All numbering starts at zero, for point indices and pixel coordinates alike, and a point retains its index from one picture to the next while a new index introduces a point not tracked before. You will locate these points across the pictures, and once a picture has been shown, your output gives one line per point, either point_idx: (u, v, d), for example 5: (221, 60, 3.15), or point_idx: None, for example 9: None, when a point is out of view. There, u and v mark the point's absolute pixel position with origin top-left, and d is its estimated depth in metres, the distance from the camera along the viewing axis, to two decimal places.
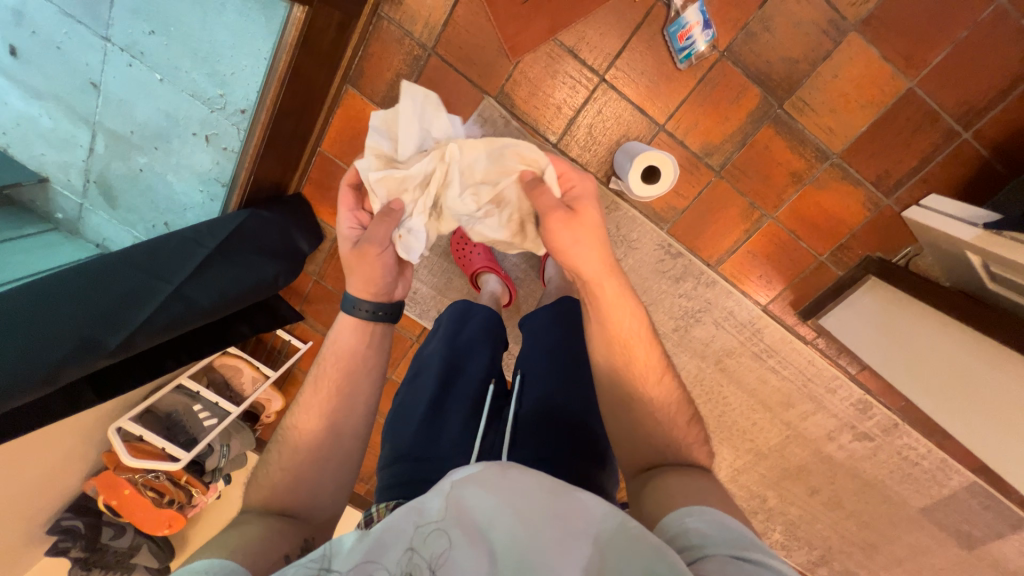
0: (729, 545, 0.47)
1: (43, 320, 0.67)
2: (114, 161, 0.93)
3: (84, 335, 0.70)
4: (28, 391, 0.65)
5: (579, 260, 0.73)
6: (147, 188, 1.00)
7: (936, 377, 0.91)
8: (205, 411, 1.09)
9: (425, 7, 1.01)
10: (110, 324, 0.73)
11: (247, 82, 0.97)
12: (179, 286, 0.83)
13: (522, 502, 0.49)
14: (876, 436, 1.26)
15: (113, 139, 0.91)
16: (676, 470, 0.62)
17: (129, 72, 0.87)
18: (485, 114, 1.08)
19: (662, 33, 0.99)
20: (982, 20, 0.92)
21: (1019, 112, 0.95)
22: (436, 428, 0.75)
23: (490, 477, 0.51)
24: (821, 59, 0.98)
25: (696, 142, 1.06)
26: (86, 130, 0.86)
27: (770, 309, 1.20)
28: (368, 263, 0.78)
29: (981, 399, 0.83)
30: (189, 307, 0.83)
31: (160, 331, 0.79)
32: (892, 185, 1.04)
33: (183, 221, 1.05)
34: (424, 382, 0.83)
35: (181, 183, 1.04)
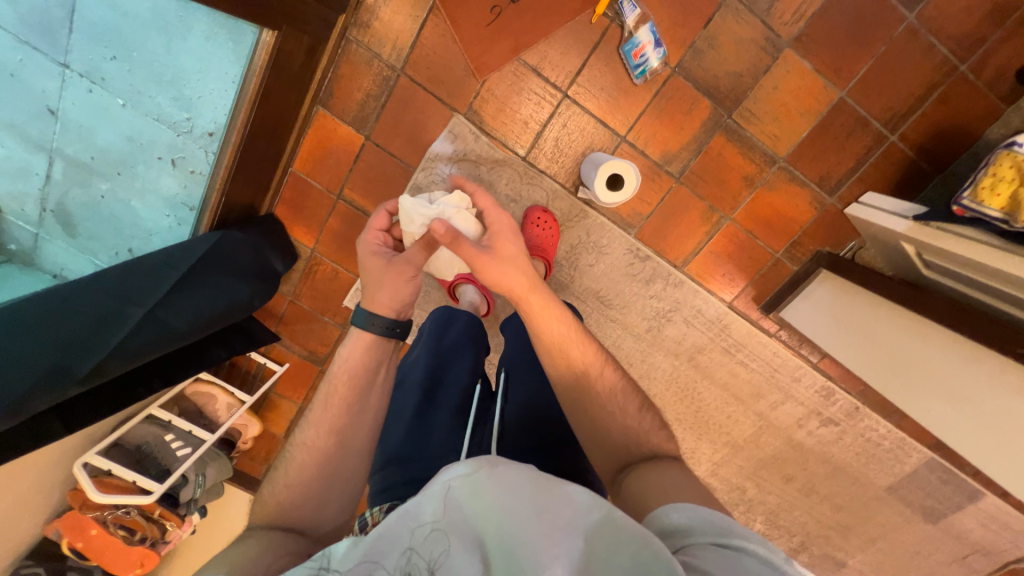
0: (711, 533, 0.50)
1: (10, 352, 0.64)
2: (75, 188, 0.91)
3: (55, 364, 0.68)
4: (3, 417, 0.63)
5: (505, 284, 0.80)
6: (109, 215, 0.98)
7: (885, 358, 0.99)
8: (178, 440, 1.05)
9: (392, 30, 1.04)
10: (81, 350, 0.71)
11: (215, 105, 1.03)
12: (151, 309, 0.81)
13: (515, 498, 0.51)
14: (841, 421, 1.35)
15: (72, 165, 0.89)
16: (651, 462, 0.65)
17: (88, 97, 0.86)
18: (456, 131, 1.12)
19: (618, 52, 1.04)
20: (896, 37, 1.02)
21: (938, 116, 1.06)
22: (425, 429, 0.76)
23: (484, 477, 0.52)
24: (762, 73, 1.05)
25: (656, 151, 1.12)
26: (42, 157, 0.84)
27: (735, 305, 1.27)
28: (398, 281, 0.82)
29: (924, 377, 0.91)
30: (163, 330, 0.82)
31: (135, 355, 0.78)
32: (833, 184, 1.13)
33: (149, 246, 1.05)
34: (410, 387, 0.84)
35: (145, 207, 1.04)
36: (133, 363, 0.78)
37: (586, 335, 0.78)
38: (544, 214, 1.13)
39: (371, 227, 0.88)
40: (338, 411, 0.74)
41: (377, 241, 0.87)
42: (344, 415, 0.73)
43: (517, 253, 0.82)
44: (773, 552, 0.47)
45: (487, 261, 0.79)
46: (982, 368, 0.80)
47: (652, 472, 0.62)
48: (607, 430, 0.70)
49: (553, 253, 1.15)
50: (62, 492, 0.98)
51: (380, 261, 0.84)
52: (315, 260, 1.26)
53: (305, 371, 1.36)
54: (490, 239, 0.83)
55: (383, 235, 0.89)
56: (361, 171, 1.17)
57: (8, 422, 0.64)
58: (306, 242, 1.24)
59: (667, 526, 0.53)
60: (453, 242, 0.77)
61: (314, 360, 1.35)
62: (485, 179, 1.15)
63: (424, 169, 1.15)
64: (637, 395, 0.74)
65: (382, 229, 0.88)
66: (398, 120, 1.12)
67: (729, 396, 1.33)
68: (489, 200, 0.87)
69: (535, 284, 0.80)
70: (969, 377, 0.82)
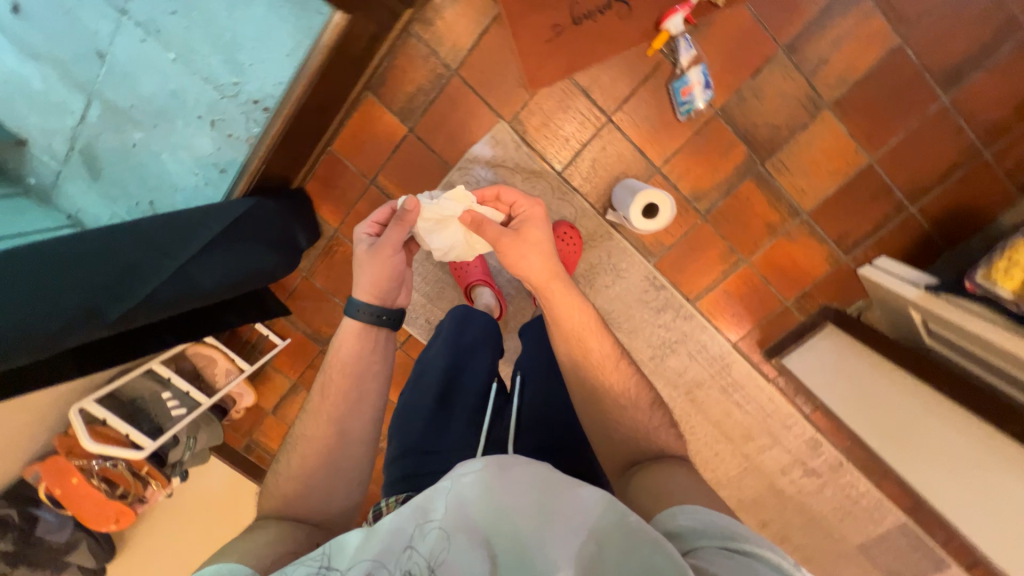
0: (720, 537, 0.50)
1: (44, 286, 0.63)
2: (107, 132, 1.00)
3: (89, 304, 0.67)
4: (30, 351, 0.62)
5: (527, 269, 0.82)
6: (137, 163, 1.02)
7: (879, 414, 1.01)
8: (174, 399, 1.04)
9: (454, 31, 1.07)
10: (113, 294, 0.70)
11: (266, 74, 1.03)
12: (184, 264, 0.80)
13: (523, 500, 0.52)
14: (824, 474, 1.37)
15: (108, 109, 0.99)
16: (661, 463, 0.66)
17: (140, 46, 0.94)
18: (498, 137, 1.14)
19: (667, 87, 1.08)
20: (929, 115, 1.06)
21: (956, 194, 1.11)
22: (442, 424, 0.78)
23: (494, 478, 0.53)
24: (799, 128, 1.09)
25: (688, 186, 1.15)
26: (81, 98, 0.97)
27: (739, 345, 1.31)
28: (380, 263, 0.82)
29: (918, 438, 0.93)
30: (190, 286, 0.81)
31: (163, 306, 0.77)
32: (850, 244, 1.17)
33: (168, 202, 1.05)
34: (427, 382, 0.85)
35: (176, 163, 1.05)
36: (159, 315, 0.77)
37: (607, 330, 0.80)
38: (571, 232, 1.15)
39: (368, 219, 0.87)
40: (345, 399, 0.77)
41: (367, 232, 0.86)
42: (340, 405, 0.76)
43: (542, 239, 0.84)
44: (783, 557, 0.47)
45: (510, 241, 0.82)
46: (971, 439, 0.83)
47: (661, 474, 0.63)
48: (616, 431, 0.72)
49: (573, 268, 1.18)
50: (49, 435, 0.96)
51: (362, 250, 0.83)
52: (336, 241, 1.27)
53: (306, 348, 1.36)
54: (516, 225, 0.85)
55: (379, 226, 0.87)
56: (399, 161, 1.19)
57: (32, 355, 0.63)
58: (331, 221, 1.25)
59: (674, 528, 0.53)
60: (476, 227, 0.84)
61: (317, 339, 1.35)
62: (519, 188, 1.18)
63: (461, 169, 1.17)
64: (651, 391, 0.77)
65: (375, 219, 0.86)
66: (444, 118, 1.14)
67: (720, 435, 1.35)
68: (519, 192, 0.87)
69: (557, 271, 0.82)
70: (956, 445, 0.85)
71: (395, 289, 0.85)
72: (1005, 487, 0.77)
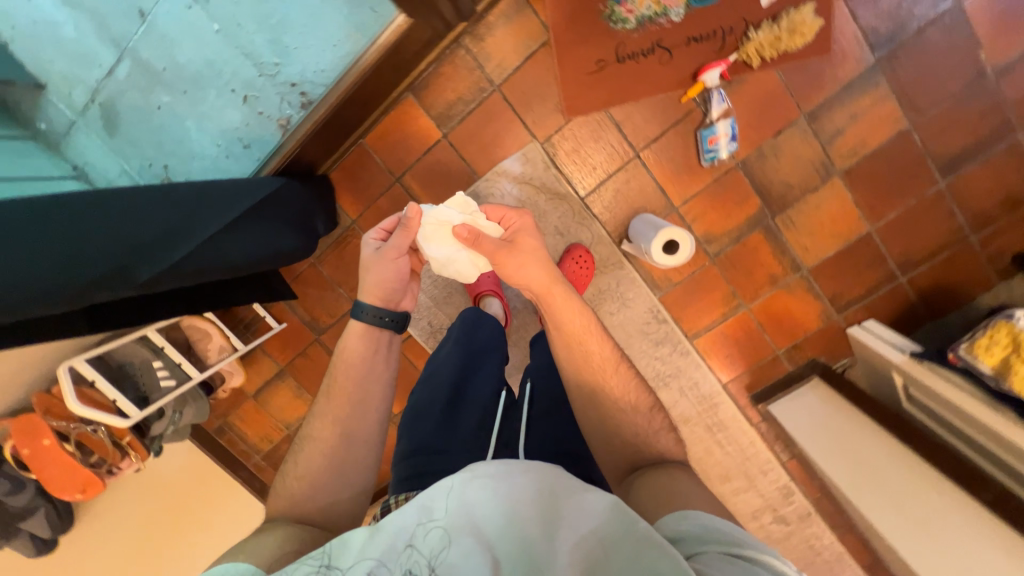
0: (722, 543, 0.50)
1: (83, 236, 0.61)
2: (136, 91, 1.08)
3: (123, 263, 0.65)
4: (60, 302, 0.60)
5: (527, 278, 0.82)
6: (159, 125, 1.11)
7: (853, 462, 1.04)
8: (164, 370, 1.01)
9: (502, 50, 1.11)
10: (147, 255, 0.68)
11: (306, 60, 1.08)
12: (214, 234, 0.78)
13: (524, 506, 0.52)
14: (792, 522, 1.41)
15: (143, 68, 1.07)
16: (663, 470, 0.66)
17: (188, 15, 1.03)
18: (529, 155, 1.18)
19: (695, 133, 1.14)
20: (926, 196, 1.15)
21: (943, 272, 1.20)
22: (452, 424, 0.79)
23: (500, 482, 0.54)
24: (809, 190, 1.16)
25: (701, 229, 1.21)
26: (116, 54, 1.06)
27: (728, 387, 1.35)
28: (384, 268, 0.83)
29: (887, 488, 0.96)
30: (217, 258, 0.80)
31: (189, 274, 0.75)
32: (843, 304, 1.24)
33: (182, 166, 1.13)
34: (437, 382, 0.86)
35: (200, 132, 1.12)
36: (184, 281, 0.75)
37: (606, 333, 0.81)
38: (586, 255, 1.19)
39: (376, 226, 0.89)
40: (357, 401, 0.77)
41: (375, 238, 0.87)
42: (348, 407, 0.76)
43: (535, 248, 0.85)
44: (783, 563, 0.48)
45: (507, 253, 0.84)
46: (943, 495, 0.87)
47: (662, 480, 0.64)
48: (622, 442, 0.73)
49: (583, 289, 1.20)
50: (26, 391, 0.91)
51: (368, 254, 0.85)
52: (352, 232, 1.27)
53: (302, 335, 1.33)
54: (511, 236, 0.88)
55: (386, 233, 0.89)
56: (428, 164, 1.21)
57: (57, 308, 0.61)
58: (350, 212, 1.25)
59: (677, 533, 0.53)
60: (474, 241, 0.85)
61: (314, 327, 1.33)
62: (541, 207, 1.21)
63: (488, 180, 1.20)
64: (650, 396, 0.78)
65: (382, 226, 0.88)
66: (479, 129, 1.17)
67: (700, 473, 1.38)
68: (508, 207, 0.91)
69: (557, 278, 0.84)
70: (928, 497, 0.89)
71: (400, 296, 0.87)
72: (958, 539, 0.80)
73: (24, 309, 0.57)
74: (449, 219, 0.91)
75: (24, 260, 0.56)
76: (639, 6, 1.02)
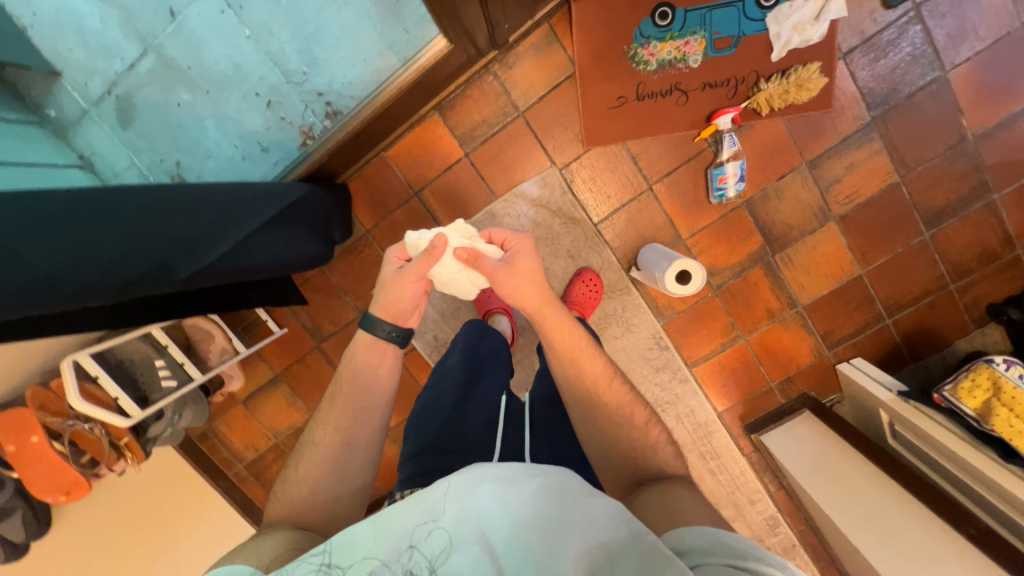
0: (728, 555, 0.49)
1: (126, 232, 0.61)
2: (156, 87, 1.03)
3: (163, 259, 0.65)
4: (101, 295, 0.61)
5: (523, 296, 0.81)
6: (176, 123, 1.07)
7: (840, 493, 1.08)
8: (166, 369, 0.98)
9: (529, 79, 1.16)
10: (186, 253, 0.68)
11: (335, 72, 1.07)
12: (247, 235, 0.79)
13: (530, 512, 0.50)
14: (778, 554, 1.45)
15: (165, 65, 1.01)
16: (669, 484, 0.66)
17: (220, 17, 0.98)
18: (547, 180, 1.22)
19: (705, 171, 1.20)
20: (911, 244, 1.24)
21: (924, 316, 1.28)
22: (458, 424, 0.79)
23: (506, 488, 0.51)
24: (807, 232, 1.23)
25: (705, 261, 1.26)
26: (137, 47, 0.99)
27: (723, 416, 1.39)
28: (404, 291, 0.79)
29: (873, 518, 0.99)
30: (248, 260, 0.80)
31: (221, 275, 0.76)
32: (833, 341, 1.31)
33: (196, 163, 1.11)
34: (444, 386, 0.87)
35: (217, 132, 1.10)
36: (218, 280, 0.75)
37: (598, 350, 0.82)
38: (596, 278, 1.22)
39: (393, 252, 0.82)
40: (363, 410, 0.75)
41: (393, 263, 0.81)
42: (348, 417, 0.73)
43: (534, 268, 0.84)
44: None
45: (506, 272, 0.81)
46: (925, 528, 0.91)
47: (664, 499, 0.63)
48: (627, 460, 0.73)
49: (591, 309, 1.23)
50: (18, 384, 0.87)
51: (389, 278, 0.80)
52: (365, 241, 1.27)
53: (303, 341, 1.31)
54: (507, 256, 0.85)
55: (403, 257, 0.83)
56: (448, 181, 1.23)
57: (97, 299, 0.61)
58: (365, 221, 1.26)
59: (682, 546, 0.52)
60: (474, 260, 0.82)
61: (316, 335, 1.31)
62: (555, 230, 1.25)
63: (505, 201, 1.23)
64: (646, 408, 0.79)
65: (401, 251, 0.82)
66: (500, 152, 1.21)
67: None
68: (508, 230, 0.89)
69: (549, 298, 0.83)
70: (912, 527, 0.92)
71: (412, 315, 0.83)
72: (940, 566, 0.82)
73: (68, 299, 0.58)
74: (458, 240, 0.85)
75: (73, 252, 0.56)
76: (660, 50, 1.11)
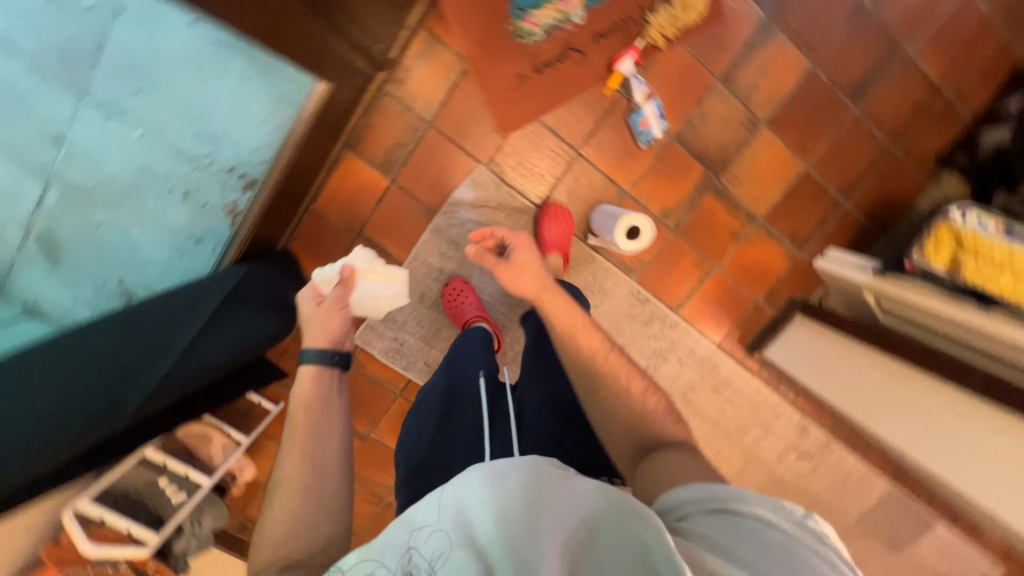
0: (712, 501, 0.53)
1: (68, 379, 0.65)
2: (70, 216, 1.07)
3: (110, 397, 0.66)
4: (69, 449, 0.62)
5: (524, 287, 0.88)
6: (103, 243, 1.08)
7: (854, 388, 1.11)
8: (173, 485, 0.98)
9: (425, 86, 1.13)
10: (134, 380, 0.69)
11: (237, 142, 1.08)
12: (195, 338, 0.79)
13: (517, 500, 0.52)
14: (815, 455, 1.52)
15: (70, 193, 1.07)
16: (665, 451, 0.68)
17: (106, 127, 1.05)
18: (478, 179, 1.20)
19: (626, 120, 1.19)
20: (845, 124, 1.23)
21: (879, 188, 1.28)
22: (445, 437, 0.81)
23: (492, 484, 0.54)
24: (743, 145, 1.22)
25: (656, 206, 1.25)
26: (41, 182, 1.04)
27: (723, 345, 1.40)
28: (330, 317, 0.91)
29: (895, 405, 1.02)
30: (205, 363, 0.79)
31: (182, 388, 0.75)
32: (802, 240, 1.31)
33: (142, 278, 1.09)
34: (428, 405, 0.89)
35: (148, 238, 1.10)
36: (183, 394, 0.76)
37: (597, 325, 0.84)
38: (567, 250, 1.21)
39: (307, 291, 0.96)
40: (319, 437, 0.76)
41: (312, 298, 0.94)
42: (310, 441, 0.75)
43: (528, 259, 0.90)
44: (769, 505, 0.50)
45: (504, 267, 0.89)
46: (933, 398, 0.94)
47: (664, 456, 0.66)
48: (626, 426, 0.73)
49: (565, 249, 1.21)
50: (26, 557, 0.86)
51: (311, 312, 0.92)
52: None
53: None
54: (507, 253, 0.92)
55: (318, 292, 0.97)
56: (383, 212, 1.22)
57: (66, 455, 0.62)
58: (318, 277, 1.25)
59: (673, 502, 0.56)
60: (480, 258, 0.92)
61: None
62: (503, 225, 1.24)
63: (445, 213, 1.22)
64: (643, 379, 0.79)
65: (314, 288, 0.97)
66: (424, 167, 1.19)
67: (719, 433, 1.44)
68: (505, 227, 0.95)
69: (546, 282, 0.88)
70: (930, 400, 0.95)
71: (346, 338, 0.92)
72: (977, 443, 0.86)
73: (28, 471, 0.58)
74: (366, 264, 1.04)
75: (17, 416, 0.58)
76: (541, 17, 1.06)
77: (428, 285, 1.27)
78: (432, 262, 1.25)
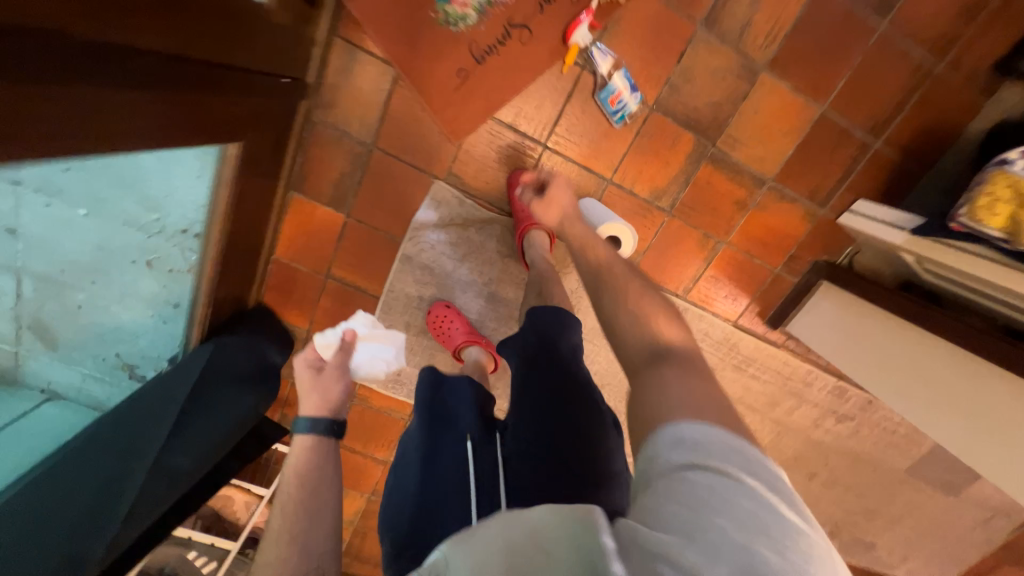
0: (691, 457, 0.44)
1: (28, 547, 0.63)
2: (48, 302, 0.78)
3: (70, 552, 0.67)
4: None
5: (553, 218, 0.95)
6: (89, 322, 0.88)
7: (879, 363, 1.02)
8: (202, 555, 1.04)
9: (355, 104, 0.99)
10: (97, 525, 0.70)
11: (186, 203, 0.85)
12: (157, 457, 0.79)
13: (484, 541, 0.41)
14: (856, 415, 1.44)
15: (44, 282, 0.74)
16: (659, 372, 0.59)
17: (51, 214, 0.67)
18: (439, 197, 1.07)
19: (594, 99, 1.01)
20: (870, 47, 0.99)
21: (919, 117, 1.05)
22: (432, 497, 0.70)
23: (467, 543, 0.42)
24: (741, 99, 1.02)
25: (645, 189, 1.10)
26: (13, 279, 0.69)
27: (741, 322, 1.27)
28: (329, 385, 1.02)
29: (916, 385, 0.95)
30: (174, 478, 0.81)
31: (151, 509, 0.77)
32: (824, 196, 1.12)
33: (135, 348, 0.99)
34: (410, 458, 0.79)
35: (130, 312, 0.94)
36: (155, 516, 0.77)
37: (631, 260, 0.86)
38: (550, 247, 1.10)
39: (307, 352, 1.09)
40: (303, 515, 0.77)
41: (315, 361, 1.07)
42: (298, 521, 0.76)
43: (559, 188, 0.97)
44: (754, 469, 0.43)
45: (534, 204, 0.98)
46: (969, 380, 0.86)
47: (652, 361, 0.60)
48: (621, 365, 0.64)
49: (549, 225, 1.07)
50: None
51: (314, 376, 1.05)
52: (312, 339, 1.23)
53: None
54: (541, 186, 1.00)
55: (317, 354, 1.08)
56: (347, 249, 1.13)
57: None
58: (298, 324, 1.21)
59: (654, 455, 0.47)
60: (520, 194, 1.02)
61: None
62: (476, 240, 1.13)
63: (411, 239, 1.11)
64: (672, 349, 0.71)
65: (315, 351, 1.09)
66: (377, 193, 1.08)
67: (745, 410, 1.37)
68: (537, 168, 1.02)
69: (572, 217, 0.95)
70: (1000, 401, 0.82)
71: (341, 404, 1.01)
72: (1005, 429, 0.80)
73: None
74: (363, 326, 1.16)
75: None
76: None
77: (412, 314, 1.20)
78: (409, 290, 1.17)
